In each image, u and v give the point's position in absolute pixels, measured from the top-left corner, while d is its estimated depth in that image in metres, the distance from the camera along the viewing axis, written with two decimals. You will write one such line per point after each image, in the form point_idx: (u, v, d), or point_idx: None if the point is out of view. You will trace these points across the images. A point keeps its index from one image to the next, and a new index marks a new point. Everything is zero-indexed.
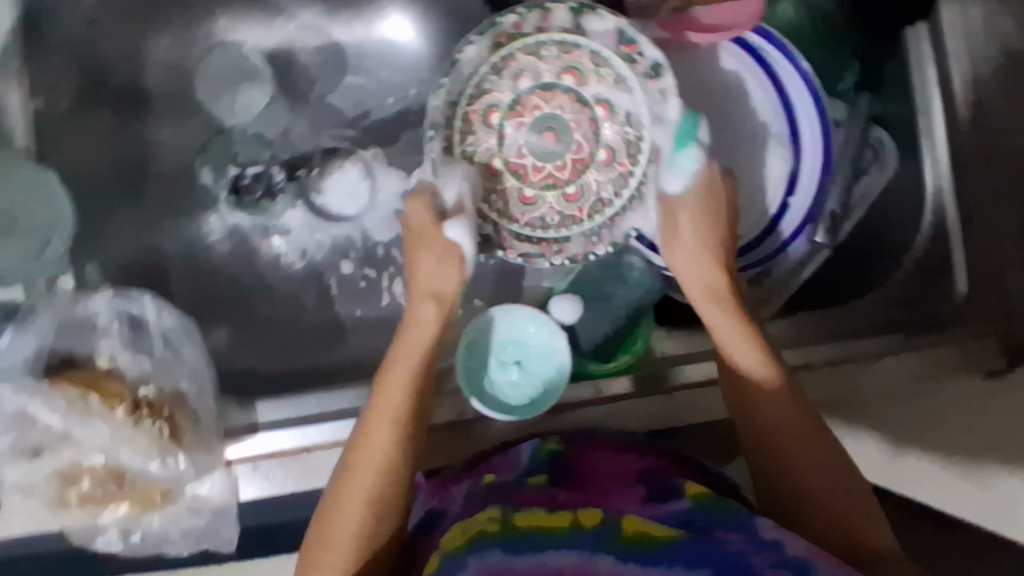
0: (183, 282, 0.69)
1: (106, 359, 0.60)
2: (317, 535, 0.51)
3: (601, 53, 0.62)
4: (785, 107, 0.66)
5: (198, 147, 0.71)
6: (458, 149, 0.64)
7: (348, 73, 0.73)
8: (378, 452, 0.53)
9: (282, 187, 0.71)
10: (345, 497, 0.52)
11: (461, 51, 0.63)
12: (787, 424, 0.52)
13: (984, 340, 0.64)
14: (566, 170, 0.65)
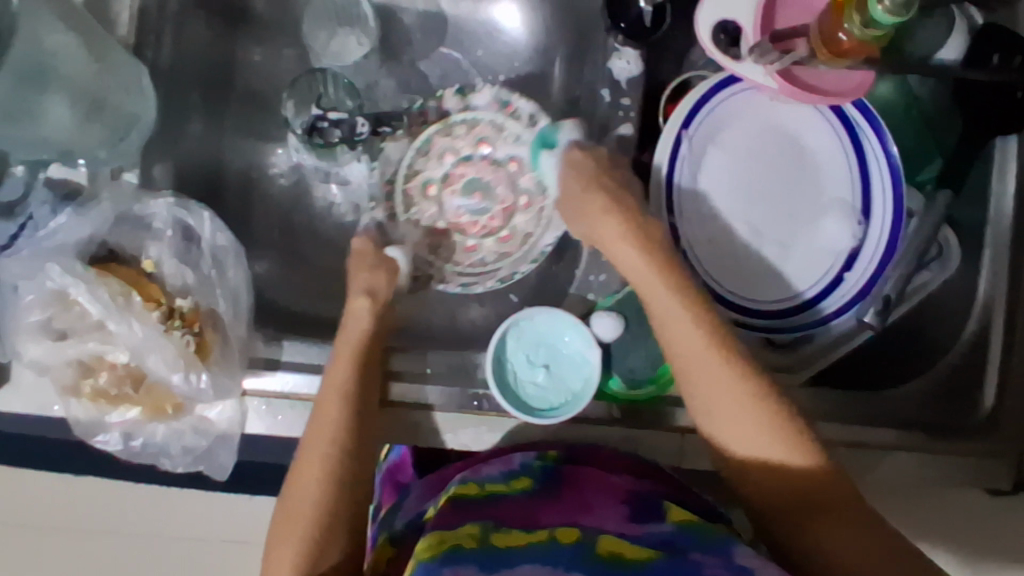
0: (241, 206, 0.73)
1: (151, 263, 0.61)
2: (281, 514, 0.56)
3: (494, 121, 0.73)
4: (864, 187, 0.69)
5: (289, 80, 0.74)
6: (402, 215, 0.74)
7: (447, 43, 0.78)
8: (321, 440, 0.56)
9: (361, 138, 0.72)
10: (301, 477, 0.56)
11: (387, 142, 0.73)
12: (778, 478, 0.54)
13: (997, 460, 0.69)
14: (497, 218, 0.74)
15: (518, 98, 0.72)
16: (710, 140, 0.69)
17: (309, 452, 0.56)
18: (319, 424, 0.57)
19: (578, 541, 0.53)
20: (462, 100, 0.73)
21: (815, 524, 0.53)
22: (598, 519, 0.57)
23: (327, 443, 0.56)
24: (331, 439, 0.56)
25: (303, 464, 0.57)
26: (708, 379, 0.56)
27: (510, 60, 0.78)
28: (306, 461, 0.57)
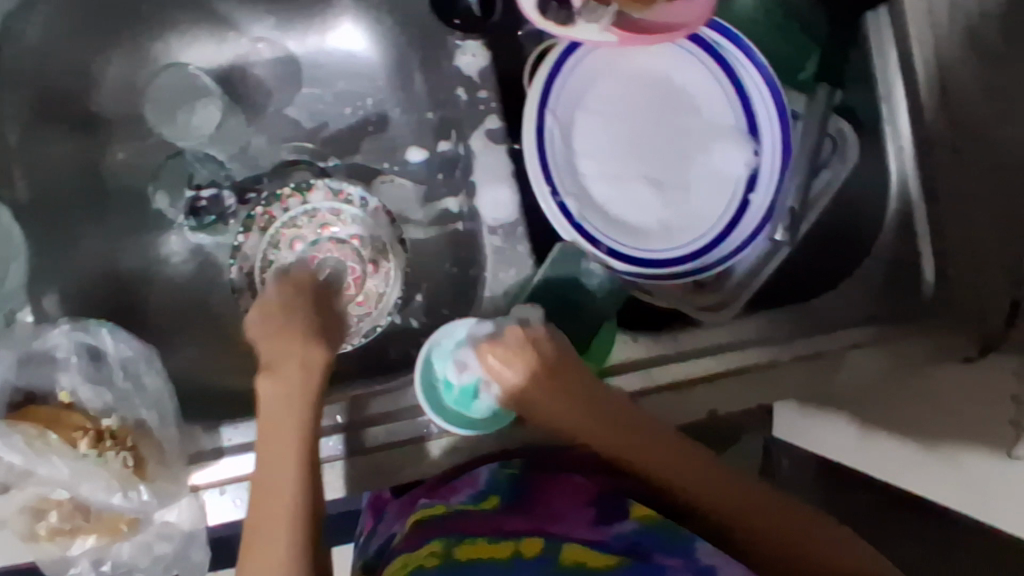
0: (155, 299, 0.73)
1: (67, 393, 0.61)
2: (250, 517, 0.55)
3: (334, 206, 0.75)
4: (743, 109, 0.68)
5: (153, 170, 0.75)
6: (264, 300, 0.74)
7: (305, 84, 0.80)
8: (287, 439, 0.56)
9: (235, 211, 0.75)
10: (268, 477, 0.55)
11: (241, 239, 0.75)
12: (759, 505, 0.61)
13: (961, 333, 0.67)
14: (353, 287, 0.74)
15: (349, 186, 0.76)
16: (573, 109, 0.68)
17: (271, 455, 0.56)
18: (284, 427, 0.56)
19: (542, 552, 0.56)
20: (300, 195, 0.75)
21: (761, 527, 0.60)
22: (565, 525, 0.61)
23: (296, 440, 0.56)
24: (297, 438, 0.56)
25: (264, 464, 0.56)
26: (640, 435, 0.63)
27: (371, 84, 0.80)
28: (270, 461, 0.55)
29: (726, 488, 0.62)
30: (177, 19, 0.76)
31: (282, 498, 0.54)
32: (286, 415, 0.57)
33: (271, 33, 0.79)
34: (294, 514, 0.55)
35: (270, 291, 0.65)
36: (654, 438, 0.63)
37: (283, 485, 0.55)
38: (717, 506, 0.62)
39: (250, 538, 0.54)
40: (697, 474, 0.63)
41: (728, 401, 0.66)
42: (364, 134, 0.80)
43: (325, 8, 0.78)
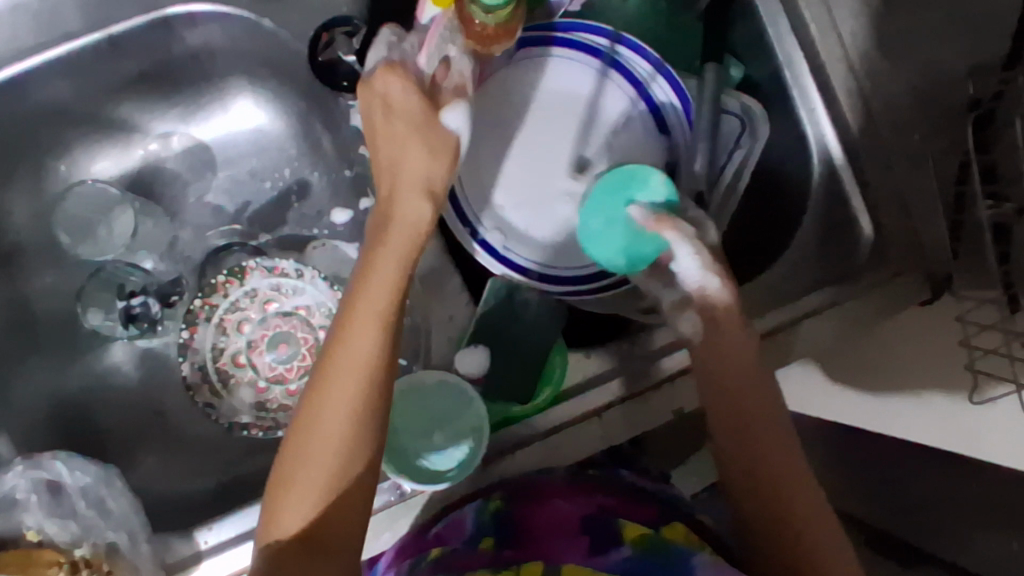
0: (108, 414, 0.74)
1: (34, 532, 0.60)
2: (297, 423, 0.50)
3: (272, 282, 0.79)
4: (648, 108, 0.70)
5: (77, 290, 0.76)
6: (223, 388, 0.77)
7: (220, 167, 0.80)
8: (355, 366, 0.49)
9: (163, 316, 0.77)
10: (322, 401, 0.49)
11: (191, 335, 0.77)
12: (787, 472, 0.52)
13: (905, 279, 0.66)
14: (308, 357, 0.79)
15: (280, 260, 0.78)
16: (477, 146, 0.68)
17: (338, 373, 0.49)
18: (362, 338, 0.49)
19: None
20: (237, 280, 0.78)
21: (778, 521, 0.52)
22: (562, 553, 0.59)
23: (370, 360, 0.49)
24: (361, 381, 0.48)
25: (323, 400, 0.49)
26: (736, 385, 0.55)
27: (283, 155, 0.80)
28: (331, 390, 0.49)
29: (777, 453, 0.53)
30: (75, 135, 0.75)
31: (329, 442, 0.48)
32: (358, 326, 0.49)
33: (177, 125, 0.79)
34: (339, 489, 0.49)
35: (392, 88, 0.54)
36: (756, 402, 0.54)
37: (333, 460, 0.48)
38: (762, 484, 0.53)
39: (296, 442, 0.49)
40: (752, 452, 0.53)
41: (691, 399, 0.65)
42: (288, 205, 0.80)
43: (220, 91, 0.78)
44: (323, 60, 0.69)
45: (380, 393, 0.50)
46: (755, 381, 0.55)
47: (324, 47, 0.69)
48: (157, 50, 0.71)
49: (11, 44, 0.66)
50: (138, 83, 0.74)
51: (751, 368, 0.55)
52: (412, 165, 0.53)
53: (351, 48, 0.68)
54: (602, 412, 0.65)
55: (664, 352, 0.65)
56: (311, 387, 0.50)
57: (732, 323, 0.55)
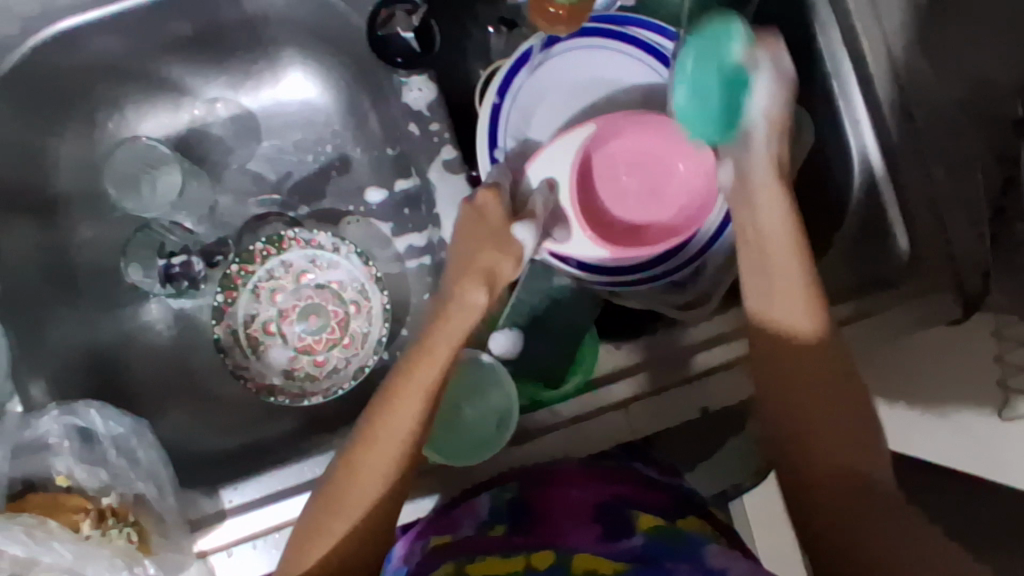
0: (139, 367, 0.76)
1: (64, 477, 0.61)
2: (338, 464, 0.54)
3: (309, 254, 0.79)
4: None
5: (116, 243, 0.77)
6: (253, 354, 0.78)
7: (264, 136, 0.81)
8: (399, 427, 0.54)
9: (204, 276, 0.78)
10: (364, 455, 0.53)
11: (230, 302, 0.78)
12: (844, 435, 0.49)
13: (940, 293, 0.67)
14: (336, 330, 0.79)
15: (318, 232, 0.79)
16: (523, 123, 0.68)
17: (373, 446, 0.53)
18: (376, 463, 0.53)
19: (553, 564, 0.56)
20: (274, 250, 0.79)
21: (845, 523, 0.47)
22: (572, 537, 0.60)
23: (411, 425, 0.54)
24: (403, 433, 0.54)
25: (364, 453, 0.53)
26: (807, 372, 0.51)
27: (327, 129, 0.81)
28: (364, 461, 0.53)
29: (842, 417, 0.50)
30: (126, 92, 0.76)
31: (360, 492, 0.53)
32: (406, 396, 0.54)
33: (226, 91, 0.80)
34: (354, 550, 0.53)
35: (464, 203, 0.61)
36: (826, 386, 0.51)
37: (352, 523, 0.52)
38: (828, 467, 0.49)
39: (329, 483, 0.54)
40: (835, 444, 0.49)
41: (715, 397, 0.67)
42: (328, 178, 0.81)
43: (271, 60, 0.79)
44: (382, 34, 0.66)
45: (411, 456, 0.54)
46: (819, 360, 0.51)
47: (384, 20, 0.66)
48: (210, 13, 0.72)
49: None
50: (191, 46, 0.75)
51: (824, 352, 0.51)
52: (478, 261, 0.58)
53: (413, 23, 0.66)
54: (628, 405, 0.66)
55: (705, 346, 0.67)
56: (319, 497, 0.54)
57: (799, 313, 0.52)
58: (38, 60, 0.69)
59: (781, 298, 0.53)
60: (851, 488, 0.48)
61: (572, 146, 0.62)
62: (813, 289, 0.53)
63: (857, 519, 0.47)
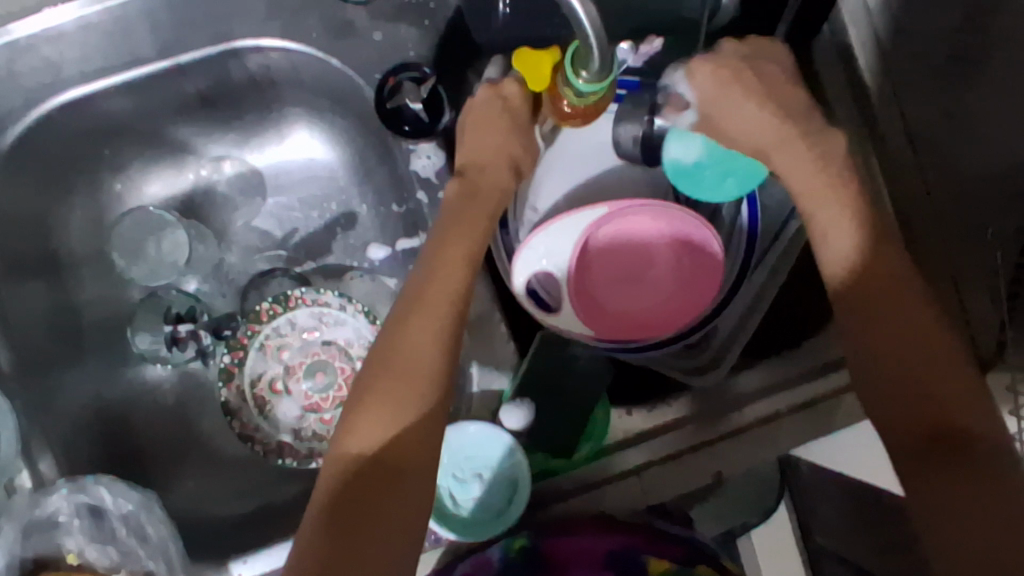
0: (145, 428, 0.75)
1: (74, 555, 0.60)
2: (386, 342, 0.54)
3: (318, 312, 0.78)
4: None
5: (118, 302, 0.76)
6: (260, 414, 0.77)
7: (269, 193, 0.81)
8: (445, 289, 0.55)
9: (212, 348, 0.75)
10: (413, 325, 0.54)
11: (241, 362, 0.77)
12: (907, 318, 0.51)
13: None
14: (344, 388, 0.78)
15: (324, 291, 0.77)
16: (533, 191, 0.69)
17: (421, 312, 0.55)
18: (420, 341, 0.53)
19: None
20: (281, 308, 0.77)
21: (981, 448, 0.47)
22: None
23: (454, 289, 0.56)
24: (450, 296, 0.55)
25: (414, 322, 0.54)
26: (886, 319, 0.51)
27: (333, 185, 0.81)
28: (414, 328, 0.54)
29: (902, 306, 0.51)
30: (131, 152, 0.76)
31: (419, 361, 0.53)
32: (448, 265, 0.57)
33: (231, 150, 0.80)
34: (417, 429, 0.51)
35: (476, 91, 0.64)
36: (924, 350, 0.50)
37: (419, 388, 0.52)
38: (894, 356, 0.50)
39: (379, 365, 0.54)
40: (885, 376, 0.50)
41: (728, 462, 0.67)
42: (335, 234, 0.81)
43: (279, 119, 0.79)
44: (391, 108, 0.68)
45: (458, 327, 0.55)
46: (890, 278, 0.52)
47: (391, 92, 0.68)
48: (218, 75, 0.72)
49: (80, 68, 0.66)
50: (198, 106, 0.74)
51: (905, 302, 0.51)
52: (499, 144, 0.63)
53: (421, 94, 0.67)
54: (641, 470, 0.66)
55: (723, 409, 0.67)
56: (363, 379, 0.54)
57: (842, 241, 0.54)
58: (45, 125, 0.68)
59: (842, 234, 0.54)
60: (910, 364, 0.50)
61: (580, 226, 0.65)
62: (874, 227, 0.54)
63: (929, 401, 0.49)
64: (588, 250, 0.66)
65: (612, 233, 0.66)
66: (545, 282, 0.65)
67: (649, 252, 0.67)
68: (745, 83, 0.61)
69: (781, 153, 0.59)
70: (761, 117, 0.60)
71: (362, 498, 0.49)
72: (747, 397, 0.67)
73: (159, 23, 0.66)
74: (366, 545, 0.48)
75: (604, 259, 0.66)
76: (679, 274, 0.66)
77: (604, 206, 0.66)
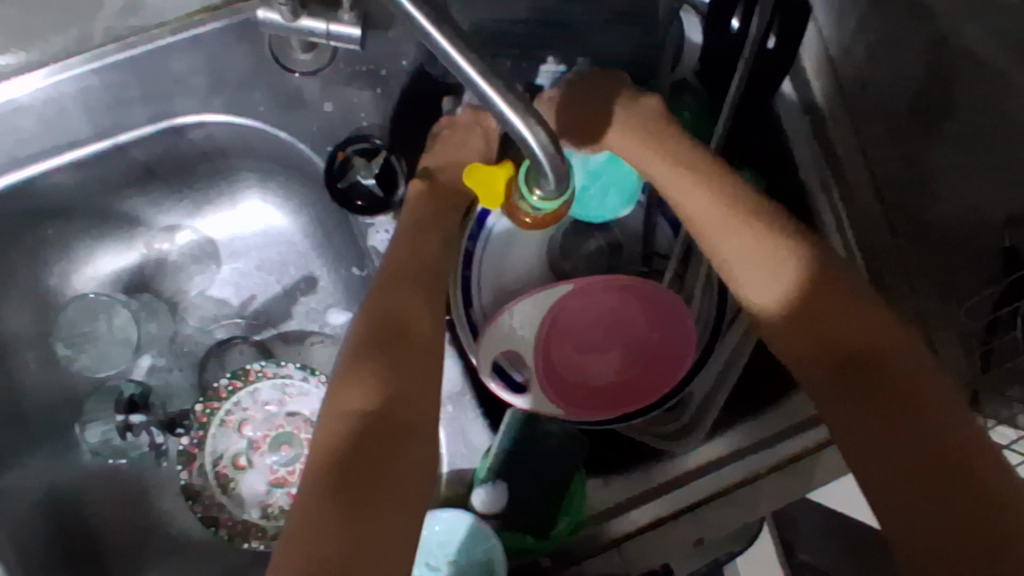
0: (100, 516, 0.71)
1: None
2: (367, 328, 0.56)
3: (281, 382, 0.74)
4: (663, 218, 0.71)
5: (66, 384, 0.72)
6: (224, 492, 0.73)
7: (225, 259, 0.79)
8: (420, 268, 0.60)
9: (166, 442, 0.73)
10: (392, 303, 0.57)
11: (204, 441, 0.73)
12: (859, 330, 0.54)
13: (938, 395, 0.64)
14: None
15: (286, 363, 0.73)
16: (497, 259, 0.69)
17: (402, 290, 0.58)
18: (405, 318, 0.57)
19: None
20: (242, 383, 0.73)
21: (971, 451, 0.48)
22: None
23: (427, 262, 0.61)
24: (422, 271, 0.60)
25: (397, 299, 0.57)
26: (843, 332, 0.54)
27: (292, 250, 0.79)
28: (394, 307, 0.57)
29: (851, 321, 0.54)
30: (76, 230, 0.72)
31: (405, 335, 0.56)
32: (416, 245, 0.61)
33: (182, 219, 0.77)
34: (409, 397, 0.53)
35: (458, 112, 0.68)
36: (880, 356, 0.52)
37: (405, 361, 0.54)
38: (858, 369, 0.53)
39: (363, 349, 0.55)
40: (856, 389, 0.52)
41: (710, 528, 0.64)
42: (296, 298, 0.79)
43: (231, 184, 0.76)
44: (343, 185, 0.66)
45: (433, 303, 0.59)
46: (839, 291, 0.55)
47: (342, 168, 0.66)
48: (162, 147, 0.68)
49: (10, 153, 0.62)
50: (143, 180, 0.71)
51: (856, 318, 0.54)
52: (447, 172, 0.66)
53: (373, 170, 0.66)
54: (621, 543, 0.63)
55: (698, 474, 0.65)
56: (345, 365, 0.54)
57: (779, 263, 0.56)
58: None
59: (773, 272, 0.56)
60: (878, 375, 0.52)
61: (544, 302, 0.64)
62: (809, 259, 0.56)
63: (904, 403, 0.50)
64: (551, 325, 0.64)
65: (573, 304, 0.65)
66: (513, 361, 0.64)
67: (614, 317, 0.66)
68: (659, 141, 0.65)
69: (688, 199, 0.61)
70: (670, 172, 0.63)
71: (365, 463, 0.49)
72: (722, 460, 0.66)
73: (93, 104, 0.63)
74: (373, 510, 0.47)
75: (566, 332, 0.65)
76: (644, 347, 0.66)
77: (571, 283, 0.64)
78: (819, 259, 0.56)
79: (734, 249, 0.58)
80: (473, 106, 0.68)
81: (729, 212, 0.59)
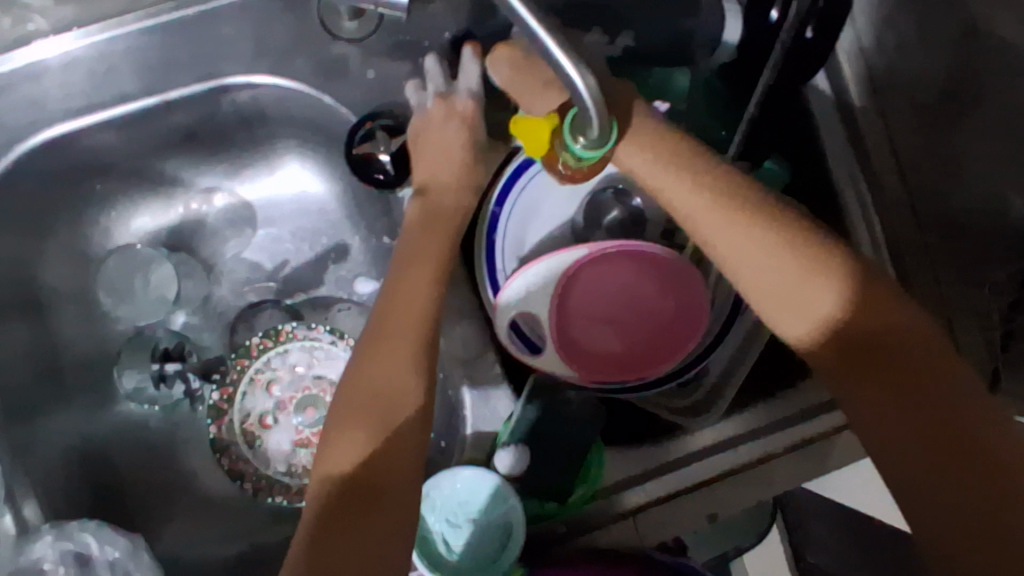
0: (130, 466, 0.73)
1: None
2: (362, 358, 0.56)
3: (311, 346, 0.76)
4: None
5: (103, 338, 0.74)
6: (250, 449, 0.74)
7: (260, 225, 0.81)
8: (418, 290, 0.58)
9: (200, 390, 0.75)
10: (387, 335, 0.56)
11: (233, 395, 0.75)
12: (886, 330, 0.52)
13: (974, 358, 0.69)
14: None
15: (316, 325, 0.75)
16: (521, 230, 0.71)
17: (397, 314, 0.57)
18: (397, 348, 0.56)
19: None
20: (271, 343, 0.75)
21: (997, 449, 0.49)
22: None
23: (425, 280, 0.59)
24: (424, 288, 0.58)
25: (393, 327, 0.57)
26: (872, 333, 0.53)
27: (324, 219, 0.82)
28: (388, 336, 0.56)
29: (877, 320, 0.53)
30: (120, 187, 0.74)
31: (393, 371, 0.55)
32: (418, 264, 0.59)
33: (222, 182, 0.79)
34: (395, 440, 0.53)
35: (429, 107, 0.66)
36: (904, 351, 0.52)
37: (392, 402, 0.54)
38: (883, 369, 0.52)
39: (356, 385, 0.55)
40: (884, 390, 0.52)
41: (721, 503, 0.67)
42: (326, 266, 0.81)
43: (270, 151, 0.78)
44: (357, 154, 0.67)
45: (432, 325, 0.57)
46: (864, 291, 0.53)
47: (364, 138, 0.67)
48: (208, 109, 0.70)
49: (65, 105, 0.64)
50: (184, 141, 0.73)
51: (884, 313, 0.53)
52: (432, 162, 0.65)
53: (391, 147, 0.67)
54: (635, 513, 0.65)
55: (715, 450, 0.67)
56: (341, 403, 0.56)
57: (807, 278, 0.53)
58: (28, 163, 0.65)
59: (807, 283, 0.53)
60: (905, 375, 0.52)
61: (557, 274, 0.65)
62: (838, 264, 0.53)
63: (932, 406, 0.51)
64: (564, 299, 0.65)
65: (588, 276, 0.66)
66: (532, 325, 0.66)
67: (631, 291, 0.67)
68: (657, 146, 0.60)
69: (699, 214, 0.57)
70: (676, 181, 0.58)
71: (351, 512, 0.51)
72: (739, 438, 0.67)
73: (145, 61, 0.65)
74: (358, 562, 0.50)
75: (581, 306, 0.66)
76: (660, 322, 0.67)
77: (586, 247, 0.65)
78: (845, 263, 0.53)
79: (753, 269, 0.54)
80: (440, 95, 0.66)
81: (746, 227, 0.55)
